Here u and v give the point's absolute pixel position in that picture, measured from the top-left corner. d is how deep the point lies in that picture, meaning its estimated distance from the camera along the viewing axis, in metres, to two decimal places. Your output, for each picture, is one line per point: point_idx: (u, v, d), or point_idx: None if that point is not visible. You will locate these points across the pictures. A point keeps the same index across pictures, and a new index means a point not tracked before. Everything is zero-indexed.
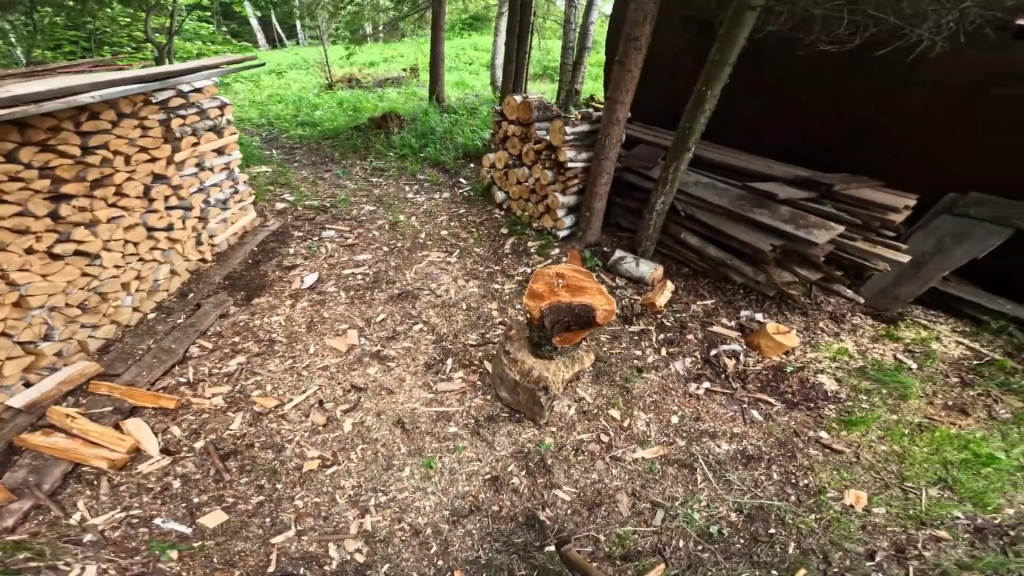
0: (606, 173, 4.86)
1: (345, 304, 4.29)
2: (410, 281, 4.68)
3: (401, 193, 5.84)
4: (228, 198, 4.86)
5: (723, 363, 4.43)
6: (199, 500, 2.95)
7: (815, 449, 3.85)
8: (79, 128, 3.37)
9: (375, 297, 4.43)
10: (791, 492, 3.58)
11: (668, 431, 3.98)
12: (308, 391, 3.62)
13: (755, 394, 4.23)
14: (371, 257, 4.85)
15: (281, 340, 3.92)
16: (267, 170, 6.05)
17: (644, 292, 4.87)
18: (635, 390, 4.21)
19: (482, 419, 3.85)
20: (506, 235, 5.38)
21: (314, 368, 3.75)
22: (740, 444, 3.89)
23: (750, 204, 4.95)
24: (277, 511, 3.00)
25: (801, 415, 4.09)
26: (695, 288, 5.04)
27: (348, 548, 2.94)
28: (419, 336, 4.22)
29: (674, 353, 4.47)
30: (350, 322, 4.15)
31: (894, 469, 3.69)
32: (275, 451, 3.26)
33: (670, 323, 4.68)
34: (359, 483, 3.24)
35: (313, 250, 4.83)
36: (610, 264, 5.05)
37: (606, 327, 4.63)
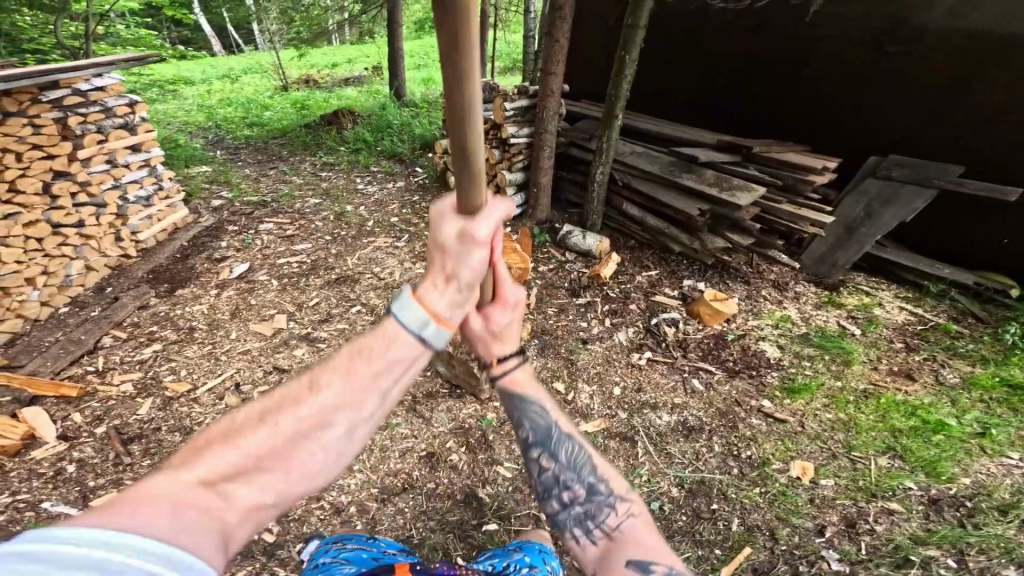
0: (549, 155, 4.85)
1: (276, 288, 4.24)
2: (351, 266, 4.55)
3: (352, 185, 5.72)
4: (152, 193, 4.74)
5: (664, 332, 4.28)
6: (95, 484, 2.87)
7: (757, 419, 3.79)
8: None
9: (310, 283, 4.33)
10: (732, 464, 3.50)
11: (611, 403, 3.87)
12: (225, 374, 3.54)
13: (695, 362, 4.14)
14: (310, 246, 4.76)
15: (202, 327, 3.86)
16: (207, 170, 5.99)
17: (592, 264, 4.79)
18: (579, 363, 4.08)
19: (420, 396, 3.76)
20: None
21: (232, 352, 3.69)
22: (681, 415, 3.81)
23: (680, 170, 4.85)
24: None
25: (743, 384, 4.02)
26: (640, 259, 4.91)
27: (259, 528, 2.83)
28: (358, 317, 4.07)
29: (618, 324, 4.34)
30: (279, 307, 4.07)
31: (840, 438, 3.64)
32: (183, 433, 3.18)
33: (615, 294, 4.56)
34: None
35: (247, 242, 4.74)
36: (558, 239, 5.00)
37: (552, 301, 4.51)
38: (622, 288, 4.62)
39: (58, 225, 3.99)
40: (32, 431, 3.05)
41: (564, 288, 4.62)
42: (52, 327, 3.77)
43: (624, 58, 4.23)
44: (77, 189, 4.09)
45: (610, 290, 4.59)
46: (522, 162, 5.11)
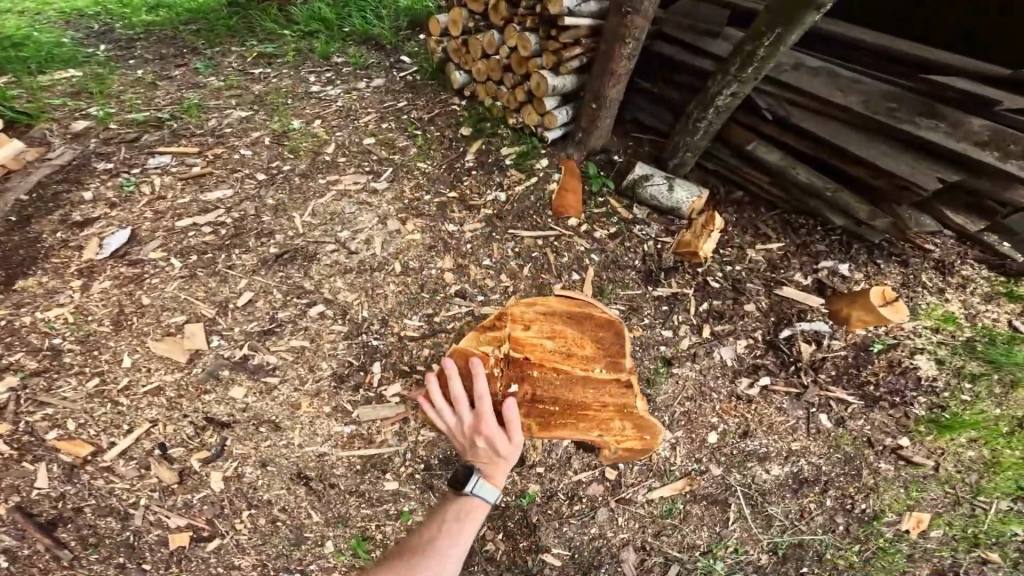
0: (630, 57, 3.03)
1: (179, 278, 2.51)
2: (301, 228, 2.59)
3: (298, 85, 3.53)
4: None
5: (798, 350, 2.87)
6: None
7: (885, 462, 2.65)
8: None
9: (234, 260, 2.55)
10: (841, 520, 2.54)
11: (700, 454, 2.67)
12: (140, 428, 2.23)
13: (826, 390, 2.79)
14: (231, 194, 2.81)
15: (73, 347, 2.34)
16: (77, 74, 3.62)
17: (674, 232, 3.28)
18: (661, 397, 2.77)
19: (436, 463, 2.37)
20: (467, 139, 3.35)
21: (136, 393, 2.28)
22: (795, 465, 2.63)
23: (906, 111, 2.79)
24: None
25: (880, 416, 2.73)
26: (753, 224, 3.28)
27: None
28: (321, 327, 2.51)
29: (723, 334, 2.93)
30: (189, 313, 2.47)
31: (971, 480, 2.62)
32: (122, 519, 2.07)
33: (720, 284, 3.09)
34: (262, 561, 2.11)
35: (125, 193, 2.85)
36: (626, 186, 3.36)
37: (619, 294, 3.06)
38: (729, 273, 3.12)
39: None
40: None
41: (636, 270, 3.14)
42: None
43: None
44: None
45: (698, 280, 3.11)
46: (580, 59, 3.20)
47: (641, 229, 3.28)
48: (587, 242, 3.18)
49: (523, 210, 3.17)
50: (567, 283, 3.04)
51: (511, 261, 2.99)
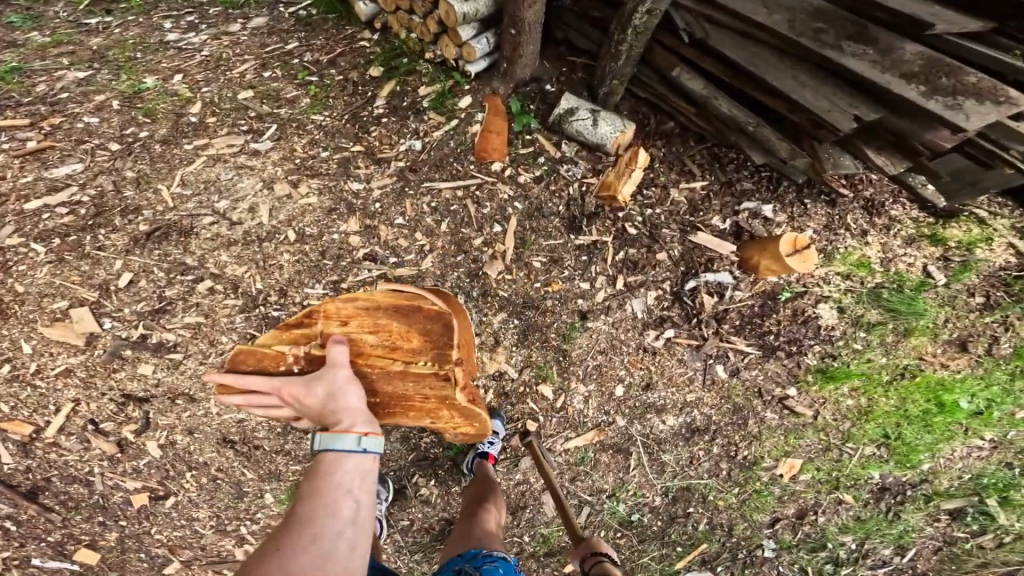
0: None
1: (48, 263, 2.38)
2: (170, 202, 2.56)
3: (150, 36, 2.98)
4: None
5: (700, 303, 2.94)
6: (55, 539, 2.36)
7: (772, 412, 2.93)
8: None
9: (102, 240, 2.44)
10: (724, 466, 2.91)
11: (608, 406, 2.85)
12: (63, 406, 2.32)
13: (727, 341, 2.93)
14: (82, 169, 2.54)
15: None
16: None
17: (601, 170, 3.01)
18: (576, 352, 2.82)
19: None
20: (378, 78, 2.94)
21: (49, 376, 2.31)
22: (688, 416, 2.88)
23: (835, 34, 2.44)
24: (146, 546, 2.44)
25: (774, 365, 2.94)
26: (679, 160, 3.10)
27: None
28: (213, 302, 2.48)
29: (637, 286, 2.94)
30: (71, 296, 2.37)
31: (844, 428, 2.95)
32: (86, 484, 2.36)
33: (638, 231, 2.99)
34: (216, 512, 2.46)
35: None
36: (552, 121, 2.98)
37: (541, 245, 2.88)
38: (648, 216, 3.02)
39: None
40: None
41: (559, 216, 2.93)
42: None
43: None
44: None
45: (619, 226, 2.98)
46: None
47: (568, 169, 2.98)
48: (510, 189, 2.90)
49: (441, 158, 2.83)
50: (489, 237, 2.83)
51: (427, 217, 2.78)
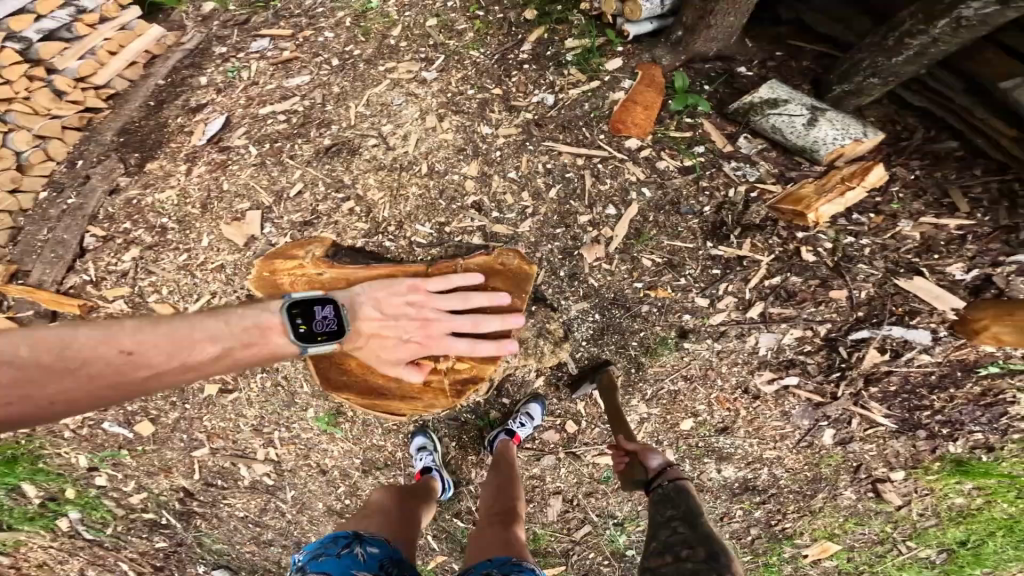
0: None
1: (253, 166, 2.72)
2: (353, 120, 2.70)
3: None
4: (70, 17, 2.68)
5: (858, 360, 2.29)
6: (132, 408, 2.89)
7: (852, 490, 2.55)
8: None
9: (296, 149, 2.71)
10: (753, 532, 2.71)
11: (665, 436, 2.54)
12: (201, 303, 2.69)
13: (853, 408, 2.37)
14: (308, 81, 2.76)
15: (174, 226, 2.71)
16: None
17: (787, 179, 2.36)
18: (650, 370, 2.47)
19: None
20: (531, 26, 2.64)
21: (207, 267, 2.68)
22: (750, 473, 2.56)
23: None
24: (190, 429, 2.88)
25: (901, 446, 2.42)
26: (933, 185, 2.24)
27: (256, 470, 2.93)
28: (348, 222, 2.67)
29: (773, 320, 2.33)
30: (252, 199, 2.71)
31: (921, 525, 2.61)
32: None
33: (810, 260, 2.29)
34: (261, 415, 2.81)
35: (229, 79, 2.80)
36: (743, 109, 2.41)
37: (661, 244, 2.46)
38: (843, 245, 2.26)
39: None
40: None
41: (700, 218, 2.43)
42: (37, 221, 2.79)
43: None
44: None
45: (788, 247, 2.32)
46: None
47: (737, 168, 2.42)
48: (643, 171, 2.52)
49: (570, 119, 2.57)
50: (597, 217, 2.52)
51: (539, 178, 2.57)
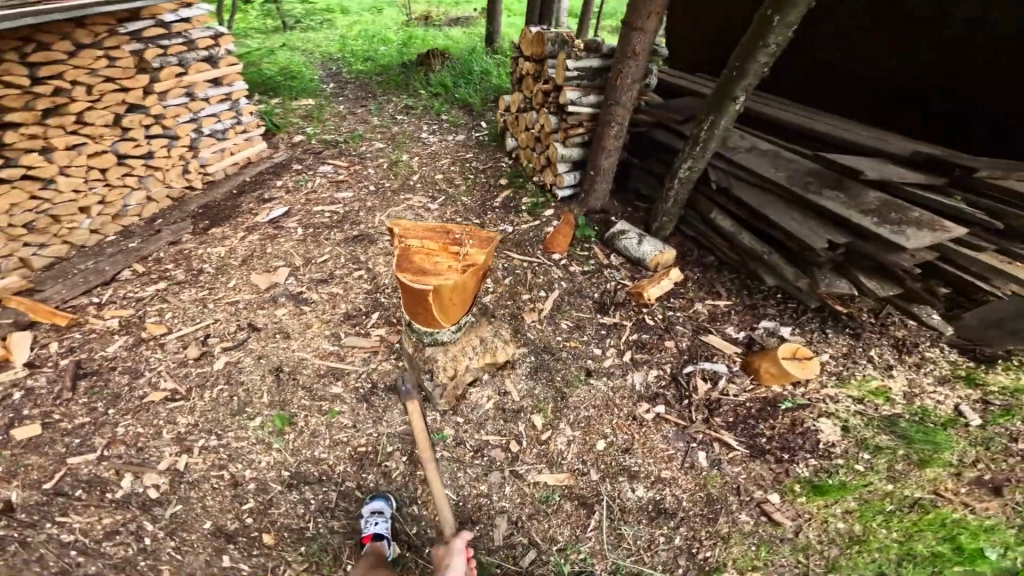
0: (616, 136, 3.78)
1: (295, 240, 4.08)
2: (376, 224, 4.17)
3: (414, 132, 5.09)
4: (229, 127, 4.86)
5: (694, 386, 3.27)
6: (28, 413, 3.01)
7: (747, 515, 2.77)
8: (27, 60, 3.47)
9: (331, 235, 4.09)
10: (682, 564, 2.69)
11: (587, 459, 3.07)
12: (200, 324, 3.54)
13: (714, 433, 3.08)
14: (350, 196, 4.43)
15: (210, 270, 3.89)
16: (309, 103, 5.77)
17: (637, 278, 3.80)
18: (571, 399, 3.27)
19: (381, 386, 3.27)
20: (503, 186, 4.41)
21: (218, 300, 3.68)
22: (658, 493, 2.92)
23: (819, 185, 3.30)
24: (93, 435, 2.95)
25: (760, 468, 2.92)
26: (712, 284, 3.78)
27: (143, 482, 2.79)
28: (356, 282, 3.80)
29: (638, 361, 3.40)
30: (287, 260, 3.93)
31: (829, 555, 2.55)
32: (132, 376, 3.25)
33: (654, 323, 3.57)
34: (194, 423, 3.06)
35: (300, 184, 4.63)
36: (607, 238, 3.99)
37: (572, 314, 3.63)
38: (668, 315, 3.60)
39: (125, 155, 4.14)
40: (6, 356, 3.24)
41: (593, 299, 3.71)
42: (90, 256, 3.94)
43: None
44: (151, 122, 4.23)
45: (641, 319, 3.60)
46: (583, 137, 4.04)
47: (609, 271, 3.84)
48: (560, 273, 3.83)
49: (522, 240, 4.01)
50: (532, 298, 3.69)
51: (498, 273, 3.82)
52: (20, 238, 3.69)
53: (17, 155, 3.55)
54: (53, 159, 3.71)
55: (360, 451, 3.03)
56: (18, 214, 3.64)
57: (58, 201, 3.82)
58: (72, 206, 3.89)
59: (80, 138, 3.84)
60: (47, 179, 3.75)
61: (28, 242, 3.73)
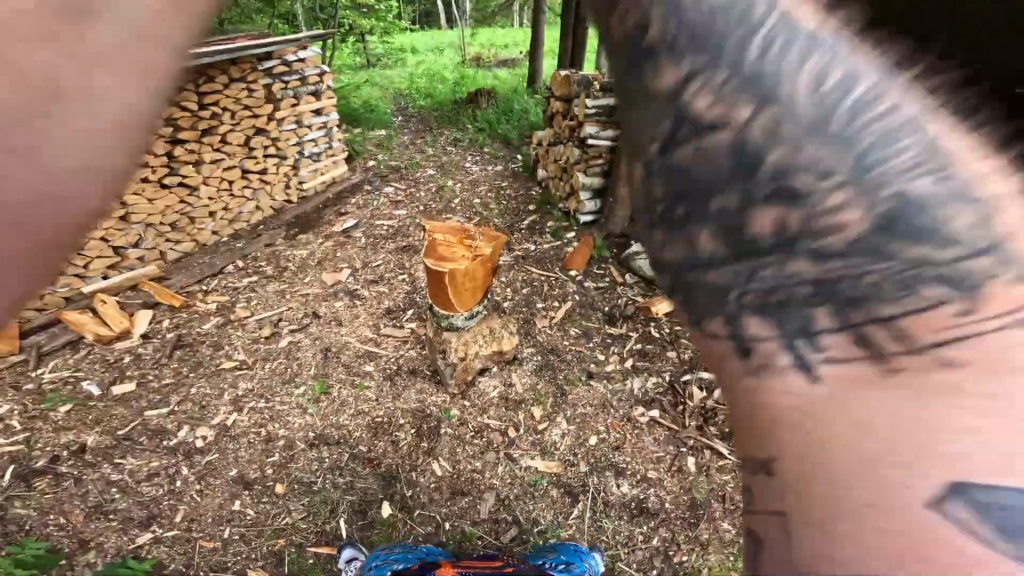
0: (632, 166, 4.14)
1: (362, 246, 4.65)
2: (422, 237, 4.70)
3: (461, 163, 5.75)
4: (324, 151, 5.55)
5: (690, 394, 3.41)
6: (130, 373, 3.59)
7: (729, 524, 2.86)
8: (198, 90, 4.45)
9: (388, 245, 4.64)
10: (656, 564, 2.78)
11: (576, 451, 3.23)
12: (278, 310, 4.06)
13: (705, 441, 3.20)
14: (405, 212, 5.03)
15: (292, 268, 4.46)
16: (383, 133, 6.57)
17: (649, 295, 4.00)
18: (569, 396, 3.47)
19: (404, 371, 3.64)
20: (530, 211, 4.89)
21: (277, 290, 4.24)
22: (641, 492, 3.03)
23: None
24: (170, 394, 3.47)
25: (748, 479, 3.01)
26: None
27: (195, 433, 3.27)
28: (399, 282, 4.27)
29: (640, 368, 3.55)
30: (349, 263, 4.46)
31: None
32: (214, 349, 3.78)
33: (659, 336, 3.75)
34: (252, 388, 3.53)
35: (370, 202, 5.25)
36: (623, 258, 4.27)
37: (579, 321, 3.86)
38: (674, 329, 3.78)
39: (249, 171, 4.97)
40: (129, 329, 3.84)
41: (602, 311, 3.93)
42: (209, 253, 4.61)
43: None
44: (269, 144, 5.08)
45: (648, 331, 3.78)
46: (602, 167, 4.47)
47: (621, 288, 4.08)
48: (574, 286, 4.10)
49: (542, 256, 4.36)
50: (547, 307, 3.95)
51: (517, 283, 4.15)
52: (166, 235, 4.50)
53: (176, 166, 4.48)
54: (200, 170, 4.62)
55: (377, 421, 3.38)
56: (169, 215, 4.50)
57: (197, 206, 4.64)
58: (206, 211, 4.68)
59: (221, 154, 4.74)
60: (194, 188, 4.63)
61: (170, 239, 4.52)
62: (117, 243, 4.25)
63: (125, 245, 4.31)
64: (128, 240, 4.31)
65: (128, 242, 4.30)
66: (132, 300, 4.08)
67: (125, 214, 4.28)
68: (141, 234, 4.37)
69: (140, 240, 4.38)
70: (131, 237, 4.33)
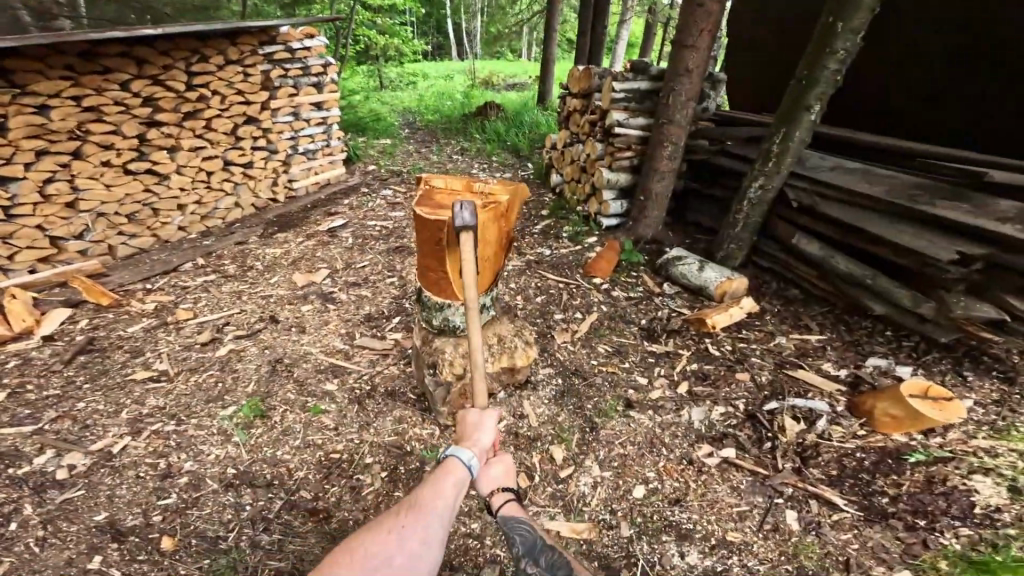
0: (671, 156, 3.49)
1: (348, 246, 3.94)
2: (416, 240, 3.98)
3: (467, 171, 5.16)
4: (320, 148, 5.04)
5: (780, 427, 2.47)
6: (8, 381, 2.73)
7: None
8: (188, 69, 3.95)
9: (375, 246, 3.92)
10: None
11: (611, 506, 2.28)
12: (227, 313, 3.29)
13: (807, 485, 2.24)
14: (401, 216, 4.36)
15: (259, 268, 3.73)
16: (387, 141, 6.09)
17: (697, 308, 3.19)
18: (599, 430, 2.56)
19: (380, 391, 2.76)
20: (544, 217, 4.20)
21: (237, 292, 3.48)
22: (718, 562, 2.05)
23: (930, 197, 2.77)
24: (57, 408, 2.59)
25: (883, 535, 2.04)
26: (795, 317, 3.10)
27: (67, 460, 2.35)
28: (384, 286, 3.50)
29: (697, 395, 2.67)
30: (329, 263, 3.73)
31: None
32: (133, 355, 2.95)
33: (721, 353, 2.88)
34: (162, 406, 2.64)
35: (364, 203, 4.62)
36: (660, 265, 3.49)
37: (612, 338, 3.02)
38: (739, 347, 2.91)
39: (231, 162, 4.40)
40: (33, 327, 3.07)
41: (637, 326, 3.10)
42: (168, 250, 3.95)
43: (853, 4, 2.71)
44: (259, 135, 4.54)
45: (699, 349, 2.92)
46: (631, 161, 3.83)
47: (660, 299, 3.28)
48: (600, 296, 3.30)
49: (560, 263, 3.61)
50: (567, 319, 3.15)
51: (529, 292, 3.37)
52: (120, 227, 3.82)
53: (149, 150, 3.87)
54: (176, 157, 4.01)
55: (332, 458, 2.45)
56: (128, 203, 3.83)
57: (164, 195, 4.01)
58: (173, 202, 4.07)
59: (203, 141, 4.15)
60: (164, 176, 4.00)
61: (124, 232, 3.84)
62: (57, 232, 3.53)
63: (66, 235, 3.58)
64: (71, 229, 3.59)
65: (71, 232, 3.57)
66: (54, 297, 3.32)
67: (75, 200, 3.58)
68: (90, 222, 3.65)
69: (87, 230, 3.65)
70: (76, 226, 3.61)
